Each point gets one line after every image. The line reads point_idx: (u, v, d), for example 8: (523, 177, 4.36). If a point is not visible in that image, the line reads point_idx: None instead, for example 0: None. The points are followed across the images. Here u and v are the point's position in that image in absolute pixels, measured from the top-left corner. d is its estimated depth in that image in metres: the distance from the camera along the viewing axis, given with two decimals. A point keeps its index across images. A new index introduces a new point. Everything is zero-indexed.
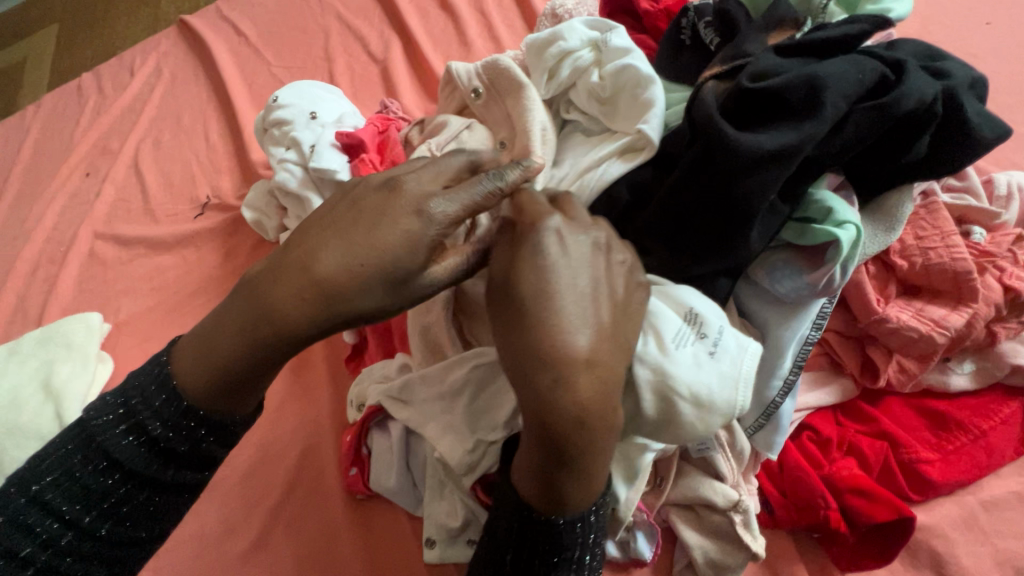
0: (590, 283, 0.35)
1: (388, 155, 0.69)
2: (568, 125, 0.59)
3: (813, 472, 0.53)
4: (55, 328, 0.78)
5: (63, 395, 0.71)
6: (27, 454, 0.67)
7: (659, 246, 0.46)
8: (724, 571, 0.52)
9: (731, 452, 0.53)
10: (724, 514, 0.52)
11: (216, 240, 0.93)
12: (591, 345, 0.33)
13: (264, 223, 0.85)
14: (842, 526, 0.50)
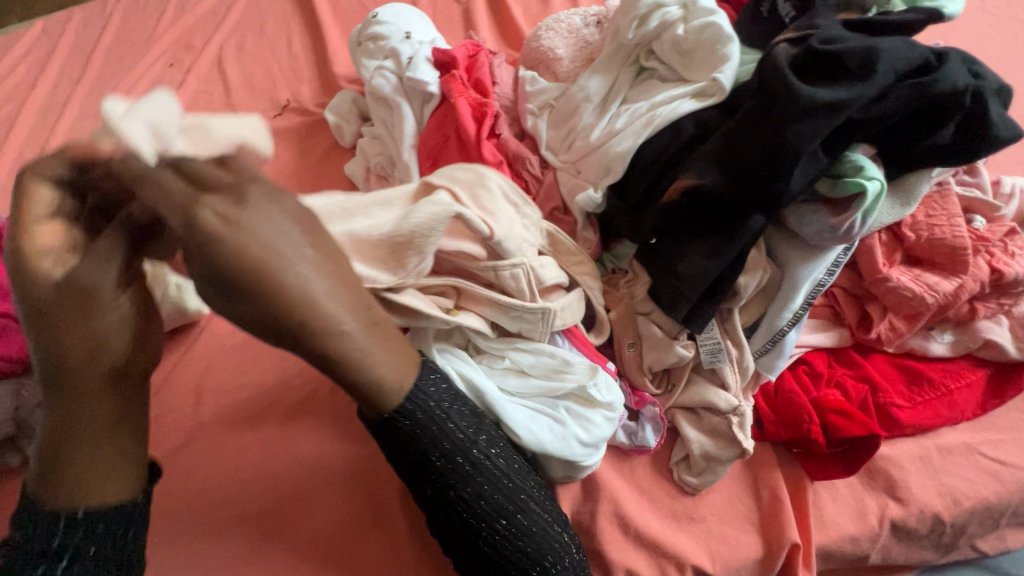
0: (163, 196, 0.36)
1: (475, 75, 0.77)
2: (646, 72, 0.68)
3: (803, 395, 0.62)
4: None
5: None
6: None
7: (716, 172, 0.54)
8: (714, 463, 0.62)
9: (737, 367, 0.62)
10: (723, 416, 0.62)
11: (293, 140, 0.99)
12: (314, 276, 0.37)
13: (344, 128, 0.93)
14: (820, 439, 0.60)
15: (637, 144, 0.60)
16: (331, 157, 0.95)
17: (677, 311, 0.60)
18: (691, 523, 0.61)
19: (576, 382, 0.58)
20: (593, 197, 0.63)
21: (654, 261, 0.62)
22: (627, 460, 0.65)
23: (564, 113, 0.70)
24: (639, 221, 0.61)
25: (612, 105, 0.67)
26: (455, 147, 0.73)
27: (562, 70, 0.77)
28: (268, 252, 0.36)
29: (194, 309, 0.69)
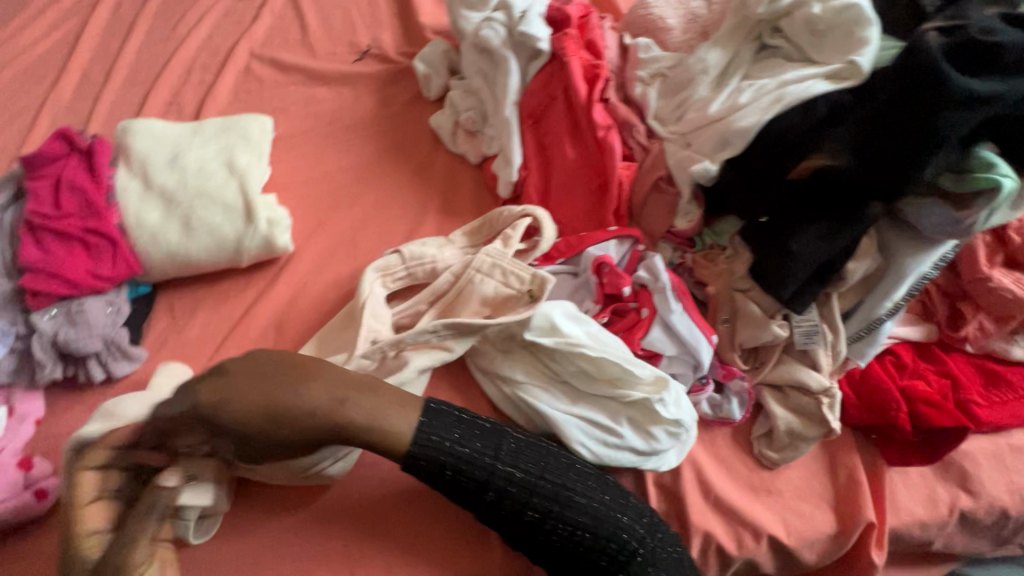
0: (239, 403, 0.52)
1: (587, 35, 0.76)
2: (767, 50, 0.68)
3: (891, 383, 0.64)
4: (235, 122, 0.86)
5: (244, 175, 0.79)
6: (213, 216, 0.77)
7: (849, 154, 0.55)
8: (798, 440, 0.64)
9: (831, 350, 0.64)
10: (812, 396, 0.64)
11: (374, 87, 0.98)
12: (319, 390, 0.53)
13: (431, 80, 0.92)
14: (906, 426, 0.62)
15: (763, 122, 0.61)
16: (413, 108, 0.94)
17: (783, 289, 0.60)
18: (768, 496, 0.63)
19: (641, 394, 0.61)
20: (710, 169, 0.63)
21: (761, 239, 0.62)
22: (708, 431, 0.66)
23: (678, 84, 0.70)
24: (754, 198, 0.62)
25: (730, 81, 0.67)
26: (563, 108, 0.75)
27: (672, 41, 0.77)
28: (269, 389, 0.52)
29: (280, 246, 0.78)
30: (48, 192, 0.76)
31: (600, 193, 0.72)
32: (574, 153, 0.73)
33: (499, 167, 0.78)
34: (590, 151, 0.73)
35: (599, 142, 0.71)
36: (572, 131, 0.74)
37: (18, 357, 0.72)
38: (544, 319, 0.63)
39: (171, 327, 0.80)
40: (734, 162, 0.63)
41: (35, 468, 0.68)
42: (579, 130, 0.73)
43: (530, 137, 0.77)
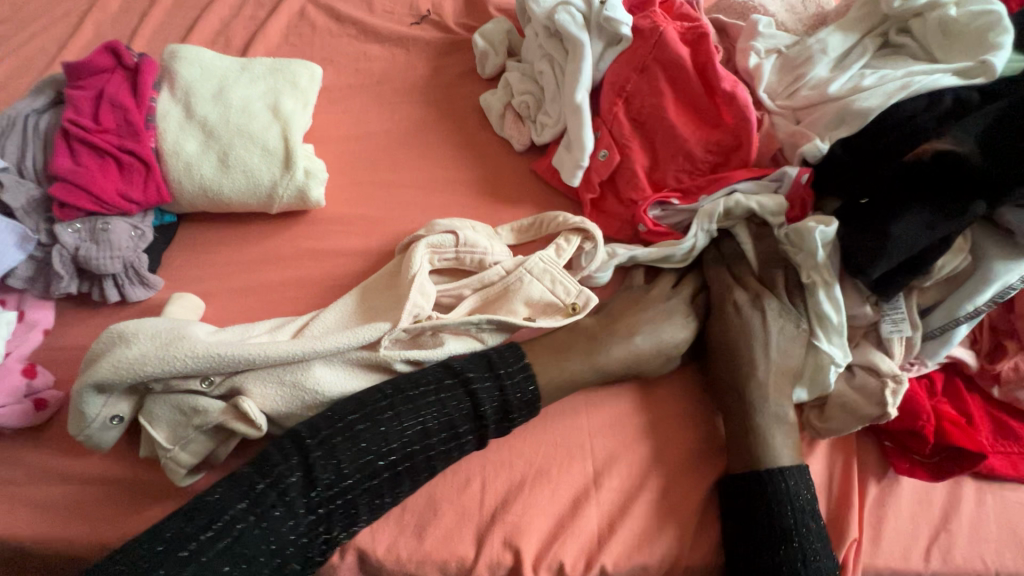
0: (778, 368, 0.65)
1: (676, 13, 0.76)
2: (890, 47, 0.70)
3: (923, 397, 0.64)
4: (285, 65, 0.84)
5: (288, 120, 0.78)
6: (251, 158, 0.75)
7: (976, 146, 0.55)
8: (849, 418, 0.63)
9: (904, 342, 0.64)
10: (880, 379, 0.63)
11: (428, 55, 0.96)
12: (788, 379, 0.66)
13: (488, 58, 0.90)
14: (927, 437, 0.62)
15: (888, 104, 0.62)
16: (465, 82, 0.92)
17: (871, 271, 0.59)
18: None
19: (829, 351, 0.65)
20: (820, 147, 0.65)
21: (859, 218, 0.61)
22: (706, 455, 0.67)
23: (795, 60, 0.70)
24: (863, 178, 0.62)
25: (852, 63, 0.68)
26: (662, 80, 0.73)
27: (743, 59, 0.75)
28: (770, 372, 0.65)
29: (313, 199, 0.77)
30: (88, 104, 0.74)
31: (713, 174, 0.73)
32: (684, 125, 0.73)
33: (564, 155, 0.76)
34: (705, 119, 0.73)
35: (716, 98, 0.72)
36: (666, 99, 0.73)
37: (35, 265, 0.71)
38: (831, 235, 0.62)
39: (190, 262, 0.79)
40: (848, 141, 0.63)
41: (38, 378, 0.68)
42: (689, 101, 0.73)
43: (623, 115, 0.75)
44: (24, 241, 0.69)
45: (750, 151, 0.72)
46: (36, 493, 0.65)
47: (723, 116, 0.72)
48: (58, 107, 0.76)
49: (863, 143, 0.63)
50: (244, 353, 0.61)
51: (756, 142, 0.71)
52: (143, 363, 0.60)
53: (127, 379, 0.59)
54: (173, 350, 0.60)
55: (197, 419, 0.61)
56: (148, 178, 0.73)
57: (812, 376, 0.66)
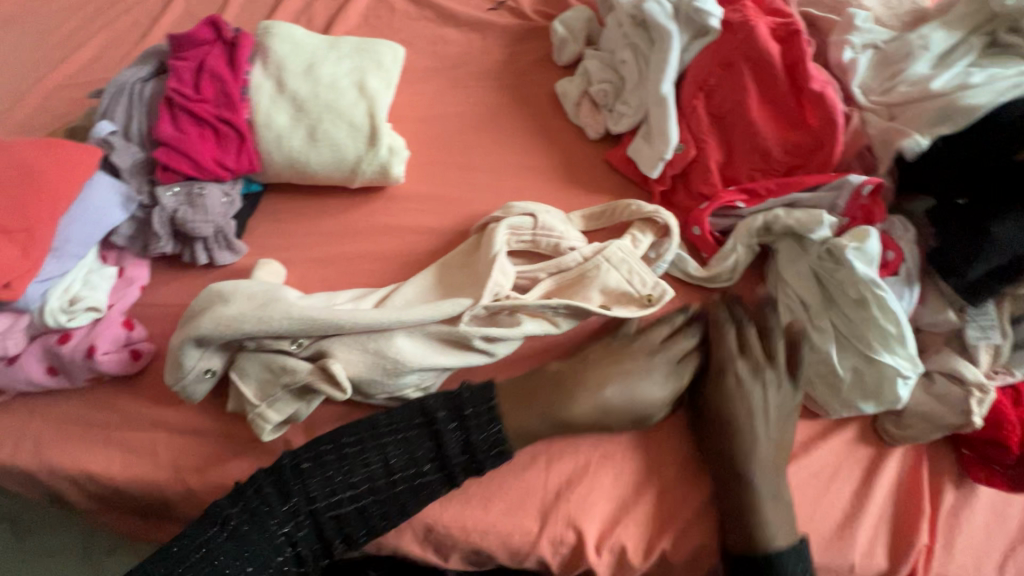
0: (829, 377, 0.65)
1: (768, 4, 0.74)
2: (998, 47, 0.68)
3: (1010, 406, 0.62)
4: (371, 45, 0.86)
5: (373, 98, 0.80)
6: (338, 133, 0.78)
7: None
8: (928, 424, 0.62)
9: (992, 350, 0.63)
10: (963, 387, 0.62)
11: (504, 40, 0.97)
12: (840, 390, 0.64)
13: (566, 45, 0.91)
14: (1011, 447, 0.60)
15: (994, 104, 0.61)
16: (540, 69, 0.93)
17: (967, 272, 0.59)
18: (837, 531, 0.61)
19: (892, 362, 0.62)
20: (920, 143, 0.63)
21: (954, 221, 0.61)
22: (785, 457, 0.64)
23: (893, 58, 0.70)
24: (962, 178, 0.60)
25: (956, 61, 0.67)
26: (747, 74, 0.71)
27: (832, 55, 0.73)
28: (828, 382, 0.65)
29: (394, 175, 0.80)
30: (190, 75, 0.78)
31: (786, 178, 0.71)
32: (766, 123, 0.71)
33: (642, 146, 0.77)
34: (788, 119, 0.70)
35: (800, 99, 0.69)
36: (751, 95, 0.71)
37: (137, 224, 0.76)
38: (869, 250, 0.63)
39: (272, 230, 0.82)
40: (952, 138, 0.62)
41: (135, 331, 0.72)
42: (774, 100, 0.71)
43: (703, 108, 0.74)
44: (127, 201, 0.74)
45: (833, 156, 0.68)
46: (129, 436, 0.69)
47: (807, 118, 0.69)
48: (161, 77, 0.80)
49: (965, 140, 0.61)
50: (332, 319, 0.64)
51: (841, 146, 0.68)
52: (241, 321, 0.63)
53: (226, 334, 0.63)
54: (269, 311, 0.64)
55: (286, 376, 0.64)
56: (243, 147, 0.77)
57: (870, 390, 0.63)
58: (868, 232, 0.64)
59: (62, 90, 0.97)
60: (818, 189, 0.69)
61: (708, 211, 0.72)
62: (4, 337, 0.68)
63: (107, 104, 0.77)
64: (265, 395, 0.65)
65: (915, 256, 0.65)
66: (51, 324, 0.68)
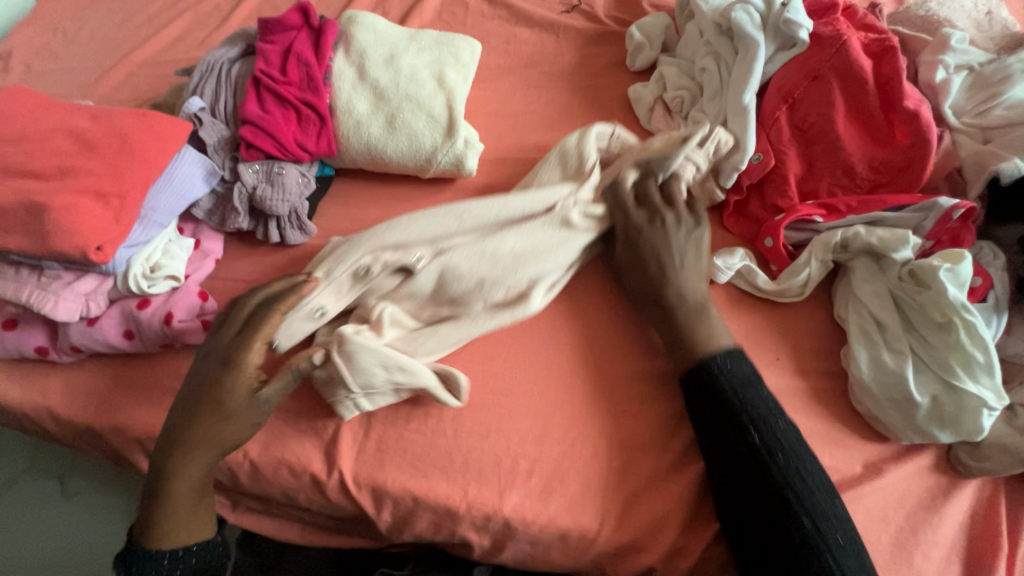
0: (909, 403, 0.61)
1: (860, 23, 0.74)
2: None
3: None
4: (450, 39, 0.88)
5: (451, 91, 0.81)
6: (416, 123, 0.79)
7: None
8: (1011, 459, 0.60)
9: None
10: None
11: (576, 43, 0.98)
12: (918, 416, 0.61)
13: (642, 51, 0.91)
14: None
15: None
16: (612, 73, 0.93)
17: None
18: (906, 558, 0.59)
19: (978, 393, 0.59)
20: (1020, 167, 0.61)
21: None
22: (853, 480, 0.62)
23: (989, 80, 0.68)
24: None
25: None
26: (835, 89, 0.71)
27: (923, 75, 0.72)
28: (904, 406, 0.62)
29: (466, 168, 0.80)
30: (277, 58, 0.80)
31: (867, 196, 0.69)
32: (851, 139, 0.70)
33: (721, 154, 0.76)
34: (876, 137, 0.69)
35: (889, 117, 0.69)
36: (839, 110, 0.70)
37: (216, 199, 0.78)
38: (962, 274, 0.60)
39: (342, 214, 0.83)
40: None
41: (209, 301, 0.73)
42: (861, 117, 0.70)
43: (785, 120, 0.73)
44: (210, 174, 0.76)
45: (922, 177, 0.67)
46: None
47: (895, 136, 0.68)
48: (248, 58, 0.83)
49: None
50: (434, 245, 0.70)
51: (930, 167, 0.66)
52: (302, 288, 0.67)
53: (290, 297, 0.66)
54: (378, 244, 0.70)
55: (367, 326, 0.67)
56: (323, 130, 0.79)
57: (952, 419, 0.60)
58: (962, 256, 0.61)
59: (145, 67, 1.00)
60: (904, 210, 0.67)
61: (785, 222, 0.70)
62: (89, 298, 0.70)
63: (196, 81, 0.79)
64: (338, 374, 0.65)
65: (1004, 286, 0.63)
66: (133, 289, 0.70)
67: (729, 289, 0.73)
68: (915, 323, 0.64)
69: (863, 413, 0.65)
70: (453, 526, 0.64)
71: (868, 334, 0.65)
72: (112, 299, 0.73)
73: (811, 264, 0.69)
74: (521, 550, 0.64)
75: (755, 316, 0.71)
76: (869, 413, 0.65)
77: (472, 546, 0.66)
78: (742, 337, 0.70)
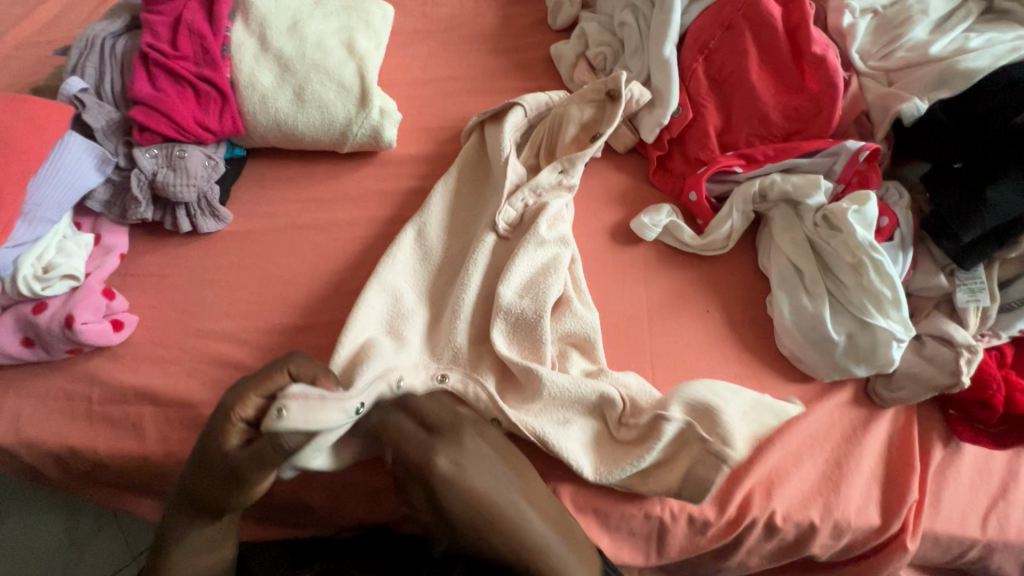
0: (828, 341, 0.64)
1: None
2: (995, 14, 0.70)
3: (993, 368, 0.65)
4: (359, 3, 0.83)
5: (364, 59, 0.77)
6: (328, 94, 0.75)
7: None
8: (920, 387, 0.64)
9: (981, 313, 0.64)
10: (953, 349, 0.63)
11: (497, 4, 0.94)
12: (834, 353, 0.64)
13: (562, 8, 0.89)
14: (997, 407, 0.63)
15: (995, 67, 0.61)
16: (534, 33, 0.91)
17: (963, 234, 0.59)
18: (829, 487, 0.62)
19: (887, 326, 0.62)
20: (919, 107, 0.63)
21: (950, 184, 0.61)
22: (780, 419, 0.65)
23: (892, 22, 0.70)
24: (957, 141, 0.61)
25: (953, 26, 0.67)
26: (748, 37, 0.70)
27: (831, 20, 0.73)
28: (822, 347, 0.64)
29: (386, 140, 0.77)
30: (167, 30, 0.74)
31: (783, 144, 0.70)
32: (766, 87, 0.70)
33: (643, 112, 0.75)
34: (788, 84, 0.70)
35: (800, 63, 0.69)
36: (752, 60, 0.70)
37: (113, 188, 0.72)
38: (869, 215, 0.62)
39: (257, 195, 0.78)
40: (950, 102, 0.62)
41: (116, 300, 0.69)
42: (775, 64, 0.70)
43: (702, 72, 0.73)
44: (102, 161, 0.69)
45: (832, 121, 0.68)
46: (114, 409, 0.67)
47: (806, 82, 0.69)
48: (134, 32, 0.76)
49: (964, 105, 0.62)
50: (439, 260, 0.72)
51: (838, 112, 0.68)
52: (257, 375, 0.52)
53: (249, 393, 0.52)
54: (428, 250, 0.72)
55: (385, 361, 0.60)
56: (225, 107, 0.73)
57: (863, 353, 0.63)
58: (868, 197, 0.63)
59: (24, 48, 0.90)
60: (816, 156, 0.69)
61: (706, 176, 0.71)
62: None
63: (76, 59, 0.73)
64: (249, 473, 0.52)
65: (910, 223, 0.65)
66: (25, 292, 0.64)
67: (657, 246, 0.73)
68: (830, 265, 0.66)
69: (788, 357, 0.67)
70: (397, 505, 0.63)
71: (785, 280, 0.67)
72: (4, 306, 0.67)
73: (733, 215, 0.70)
74: None
75: (683, 270, 0.72)
76: (792, 356, 0.67)
77: (418, 523, 0.65)
78: (672, 292, 0.70)
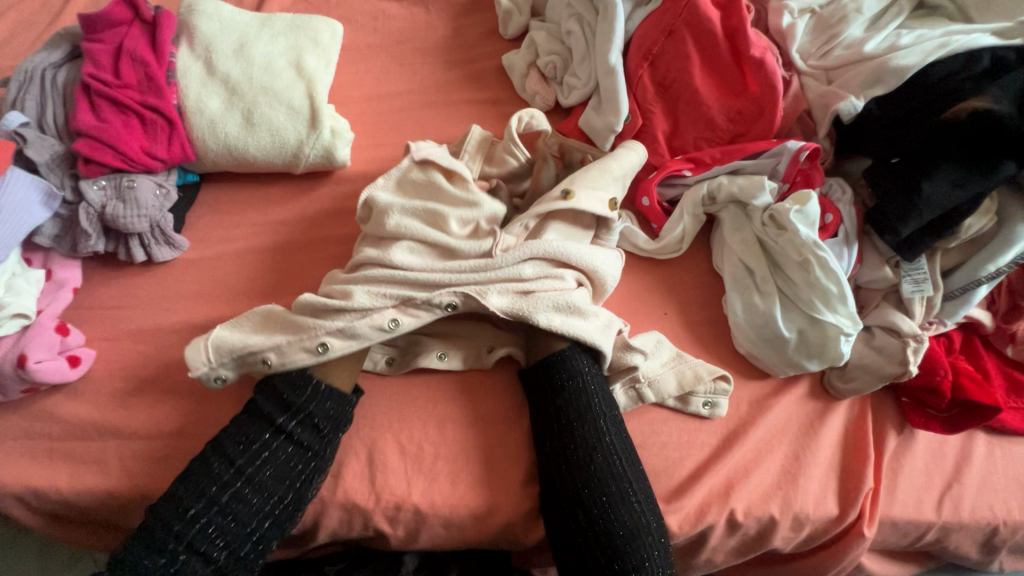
0: (778, 339, 0.65)
1: None
2: (928, 9, 0.72)
3: (941, 355, 0.67)
4: (307, 22, 0.82)
5: (313, 78, 0.77)
6: (278, 115, 0.75)
7: (1011, 103, 0.56)
8: (870, 376, 0.66)
9: (926, 302, 0.66)
10: (901, 338, 0.65)
11: (449, 16, 0.94)
12: (785, 352, 0.65)
13: (512, 18, 0.89)
14: (945, 392, 0.65)
15: (925, 62, 0.63)
16: (487, 44, 0.91)
17: (903, 226, 0.61)
18: (787, 479, 0.64)
19: (835, 321, 0.64)
20: (855, 104, 0.65)
21: (888, 178, 0.63)
22: (738, 416, 0.66)
23: (829, 21, 0.71)
24: (893, 137, 0.63)
25: (886, 24, 0.69)
26: (690, 42, 0.72)
27: (772, 20, 0.73)
28: (773, 347, 0.66)
29: (339, 159, 0.77)
30: (108, 59, 0.73)
31: (729, 146, 0.71)
32: (709, 91, 0.71)
33: (593, 119, 0.76)
34: (731, 87, 0.71)
35: (742, 66, 0.71)
36: (696, 65, 0.72)
37: (62, 223, 0.71)
38: (810, 213, 0.63)
39: (213, 221, 0.78)
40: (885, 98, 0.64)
41: (71, 336, 0.68)
42: (716, 68, 0.72)
43: (648, 78, 0.74)
44: (49, 196, 0.68)
45: (775, 122, 0.70)
46: (73, 446, 0.66)
47: (748, 85, 0.70)
48: (75, 62, 0.75)
49: (897, 101, 0.63)
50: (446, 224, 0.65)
51: (780, 113, 0.69)
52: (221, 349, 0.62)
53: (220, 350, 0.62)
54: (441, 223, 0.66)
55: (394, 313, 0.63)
56: (173, 134, 0.73)
57: (812, 348, 0.65)
58: (808, 196, 0.64)
59: None
60: (760, 156, 0.71)
61: (657, 179, 0.72)
62: None
63: (15, 93, 0.72)
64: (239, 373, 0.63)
65: (854, 217, 0.67)
66: None
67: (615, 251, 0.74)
68: (779, 262, 0.68)
69: (744, 355, 0.68)
70: (365, 524, 0.63)
71: (739, 279, 0.69)
72: None
73: (687, 218, 0.71)
74: (436, 535, 0.64)
75: (641, 274, 0.73)
76: (748, 356, 0.68)
77: (388, 540, 0.65)
78: (630, 297, 0.71)
